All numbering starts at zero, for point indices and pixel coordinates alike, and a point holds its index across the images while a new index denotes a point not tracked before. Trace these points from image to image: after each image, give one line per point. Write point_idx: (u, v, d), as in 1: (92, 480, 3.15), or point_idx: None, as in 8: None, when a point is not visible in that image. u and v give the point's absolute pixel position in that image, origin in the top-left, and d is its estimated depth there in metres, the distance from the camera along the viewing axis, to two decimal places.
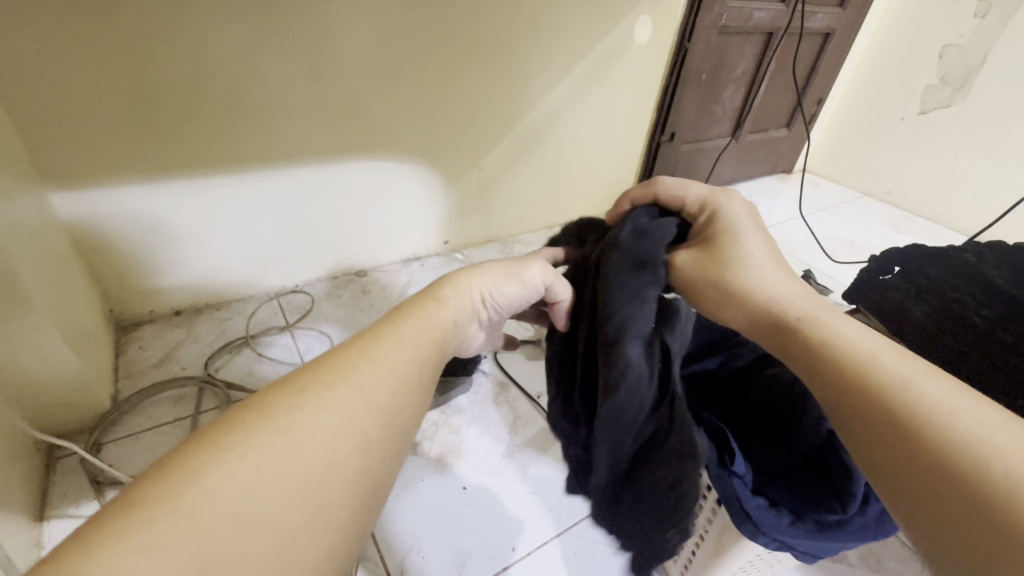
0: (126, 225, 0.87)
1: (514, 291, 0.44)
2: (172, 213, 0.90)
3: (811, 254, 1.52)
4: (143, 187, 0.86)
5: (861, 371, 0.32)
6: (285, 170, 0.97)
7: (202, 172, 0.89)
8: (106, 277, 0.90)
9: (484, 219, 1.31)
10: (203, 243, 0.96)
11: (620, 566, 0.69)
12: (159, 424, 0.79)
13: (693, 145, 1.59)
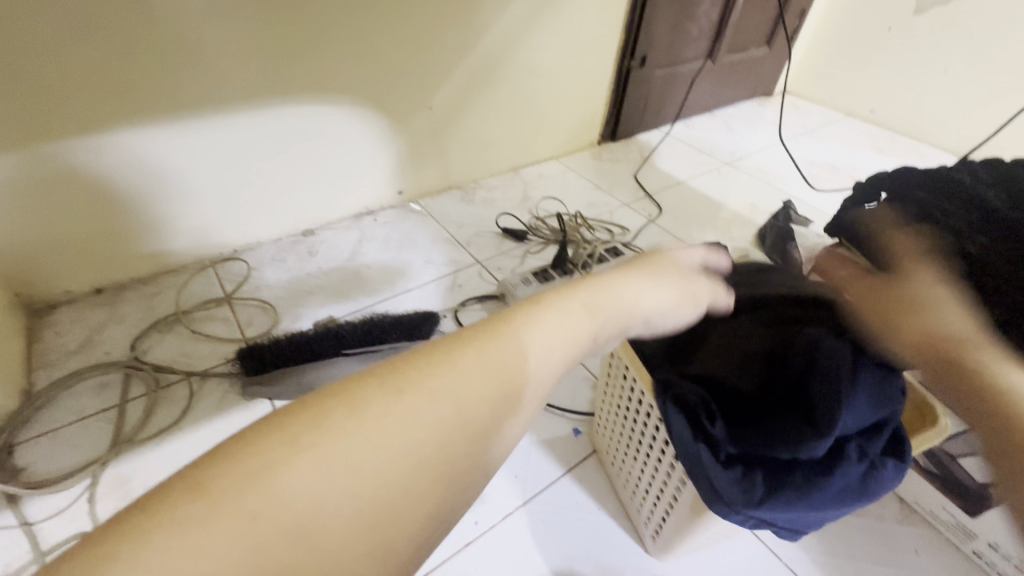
0: (68, 193, 0.78)
1: (659, 296, 0.37)
2: (145, 171, 0.83)
3: (793, 182, 1.45)
4: (95, 146, 0.77)
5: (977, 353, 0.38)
6: (202, 120, 0.84)
7: (144, 122, 0.79)
8: (54, 249, 0.82)
9: (441, 164, 1.20)
10: (151, 208, 0.87)
11: (593, 533, 0.66)
12: (81, 418, 0.71)
13: (666, 70, 1.47)
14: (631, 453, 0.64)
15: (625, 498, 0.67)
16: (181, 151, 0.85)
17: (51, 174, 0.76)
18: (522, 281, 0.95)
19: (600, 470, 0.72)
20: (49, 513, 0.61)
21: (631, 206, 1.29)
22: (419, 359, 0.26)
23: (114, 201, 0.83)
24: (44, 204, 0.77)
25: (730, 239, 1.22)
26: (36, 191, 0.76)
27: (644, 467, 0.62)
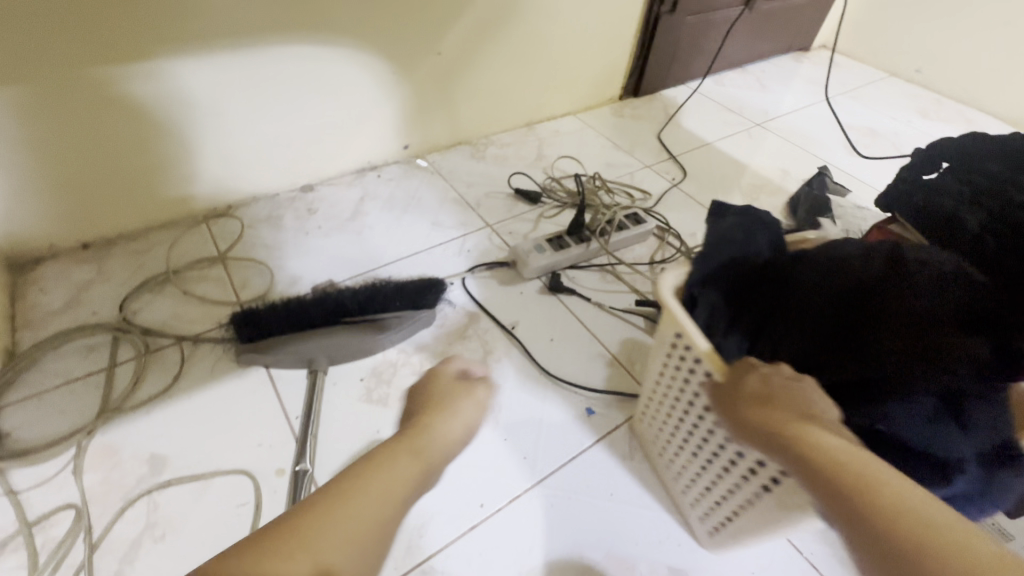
0: (83, 128, 0.74)
1: (457, 427, 0.51)
2: (169, 107, 0.79)
3: (828, 147, 1.35)
4: (115, 77, 0.73)
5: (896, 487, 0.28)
6: (195, 61, 0.77)
7: (153, 58, 0.74)
8: (72, 188, 0.78)
9: (450, 116, 1.11)
10: (160, 150, 0.82)
11: (611, 520, 0.62)
12: (67, 382, 0.67)
13: (698, 17, 1.34)
14: (684, 454, 0.58)
15: (673, 489, 0.63)
16: (205, 86, 0.80)
17: (75, 105, 0.72)
18: (536, 248, 0.88)
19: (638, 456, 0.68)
20: (34, 482, 0.58)
21: (653, 168, 1.20)
22: (327, 499, 0.36)
23: (132, 139, 0.79)
24: (63, 140, 0.74)
25: (758, 207, 1.14)
26: (52, 124, 0.72)
27: (695, 464, 0.57)
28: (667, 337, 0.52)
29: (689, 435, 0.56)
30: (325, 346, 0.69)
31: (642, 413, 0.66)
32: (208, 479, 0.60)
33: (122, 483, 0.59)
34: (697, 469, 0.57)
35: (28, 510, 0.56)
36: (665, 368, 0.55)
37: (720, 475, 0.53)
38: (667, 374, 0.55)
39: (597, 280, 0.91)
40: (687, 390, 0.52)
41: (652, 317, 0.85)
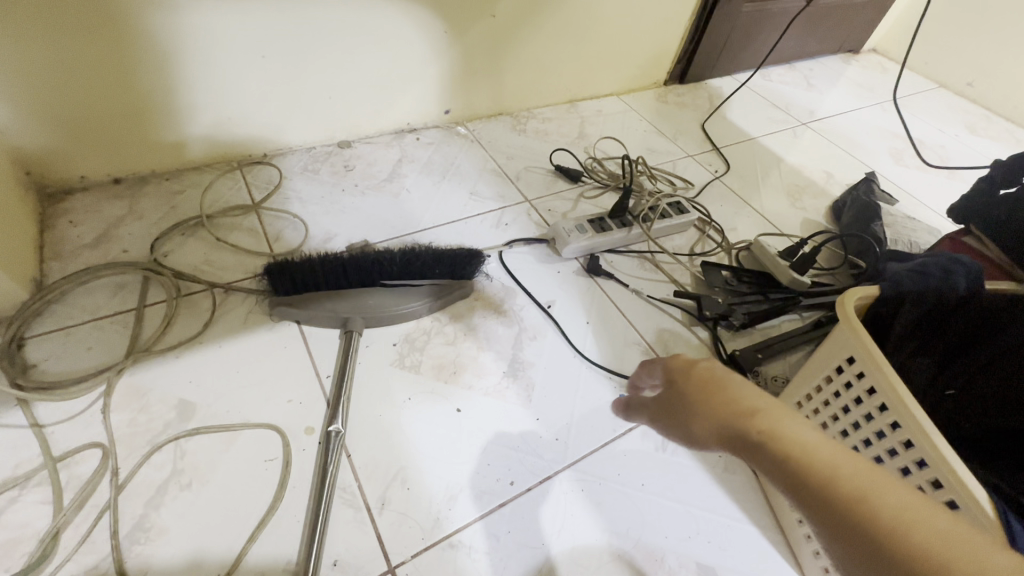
0: (102, 60, 0.70)
1: None
2: (190, 44, 0.74)
3: (873, 153, 1.31)
4: (135, 8, 0.68)
5: (885, 504, 0.28)
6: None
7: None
8: (97, 123, 0.75)
9: (494, 84, 1.08)
10: (183, 89, 0.78)
11: (652, 515, 0.61)
12: (95, 318, 0.65)
13: (756, 6, 1.29)
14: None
15: (781, 508, 0.62)
16: (229, 26, 0.75)
17: (91, 37, 0.67)
18: (577, 228, 0.85)
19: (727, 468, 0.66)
20: (61, 417, 0.57)
21: (696, 159, 1.17)
22: None
23: (154, 75, 0.75)
24: (79, 71, 0.69)
25: (800, 208, 1.11)
26: (70, 53, 0.67)
27: None
28: (832, 363, 0.51)
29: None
30: (365, 306, 0.67)
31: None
32: (237, 431, 0.59)
33: (149, 427, 0.58)
34: None
35: (53, 444, 0.55)
36: (820, 397, 0.54)
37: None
38: (821, 402, 0.54)
39: (635, 267, 0.88)
40: (845, 422, 0.51)
41: (690, 310, 0.83)
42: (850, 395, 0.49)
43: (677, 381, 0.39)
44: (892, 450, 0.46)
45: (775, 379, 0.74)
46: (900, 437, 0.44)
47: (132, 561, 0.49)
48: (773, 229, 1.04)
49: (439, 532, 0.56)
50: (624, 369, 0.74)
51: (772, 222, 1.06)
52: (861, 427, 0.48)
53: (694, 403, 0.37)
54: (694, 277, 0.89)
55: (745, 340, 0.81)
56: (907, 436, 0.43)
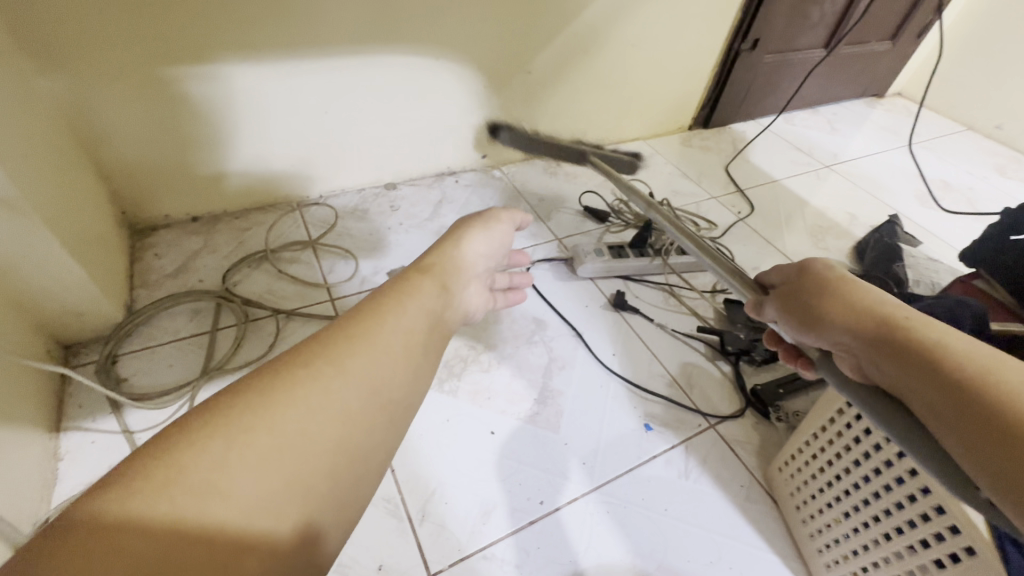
0: (158, 120, 0.80)
1: (485, 246, 0.52)
2: (265, 100, 0.85)
3: (898, 196, 1.34)
4: (182, 76, 0.77)
5: (952, 342, 0.35)
6: (312, 65, 0.85)
7: (238, 62, 0.80)
8: (184, 171, 0.87)
9: (528, 131, 1.17)
10: (243, 140, 0.88)
11: (675, 539, 0.64)
12: (175, 339, 0.74)
13: (776, 58, 1.36)
14: (835, 514, 0.58)
15: (798, 533, 0.64)
16: (270, 89, 0.85)
17: (186, 97, 0.79)
18: (594, 250, 0.94)
19: (750, 501, 0.69)
20: (146, 425, 0.65)
21: (719, 201, 1.22)
22: (292, 384, 0.30)
23: (219, 129, 0.85)
24: (163, 126, 0.81)
25: (824, 249, 1.14)
26: (159, 114, 0.79)
27: (831, 506, 0.59)
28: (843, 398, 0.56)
29: (847, 495, 0.56)
30: None
31: (786, 469, 0.67)
32: None
33: None
34: (850, 531, 0.56)
35: (140, 449, 0.63)
36: (832, 428, 0.57)
37: (876, 542, 0.53)
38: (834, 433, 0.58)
39: (659, 301, 0.93)
40: (856, 451, 0.54)
41: (713, 344, 0.86)
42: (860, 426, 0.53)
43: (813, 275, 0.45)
44: (899, 479, 0.50)
45: (796, 414, 0.76)
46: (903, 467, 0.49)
47: None
48: None
49: (473, 545, 0.60)
50: (647, 399, 0.78)
51: None
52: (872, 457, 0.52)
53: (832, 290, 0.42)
54: (716, 312, 0.93)
55: (767, 376, 0.84)
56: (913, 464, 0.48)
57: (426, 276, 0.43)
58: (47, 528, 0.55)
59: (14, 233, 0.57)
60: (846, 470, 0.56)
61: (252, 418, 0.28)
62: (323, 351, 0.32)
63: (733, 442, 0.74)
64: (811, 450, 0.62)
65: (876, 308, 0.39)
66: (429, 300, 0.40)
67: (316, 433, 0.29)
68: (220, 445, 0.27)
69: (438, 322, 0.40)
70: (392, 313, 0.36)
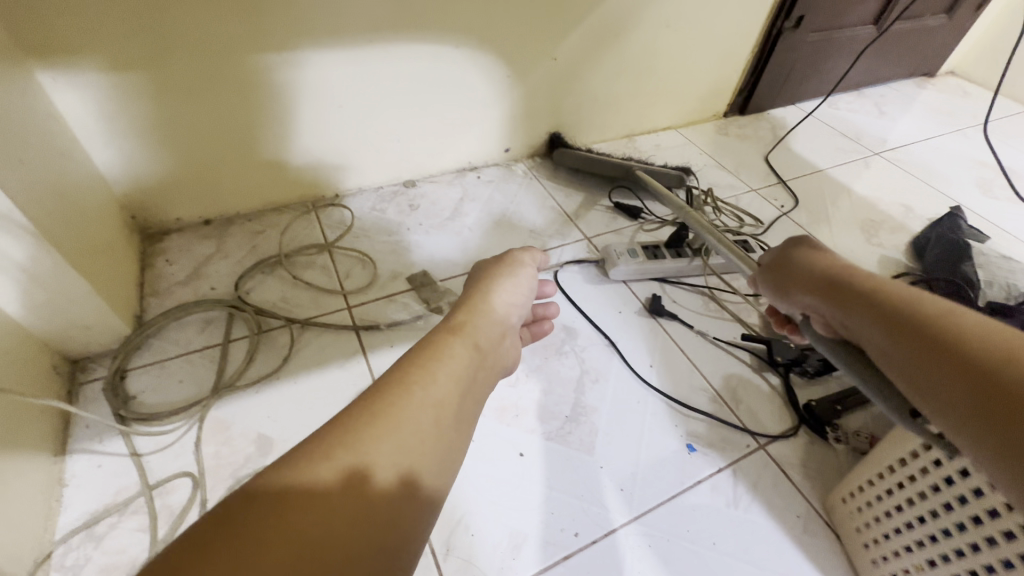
0: (203, 112, 0.77)
1: (517, 293, 0.54)
2: (275, 97, 0.80)
3: (957, 185, 1.23)
4: (267, 63, 0.76)
5: (943, 314, 0.37)
6: (328, 58, 0.79)
7: (303, 48, 0.76)
8: (194, 173, 0.83)
9: (554, 122, 1.10)
10: (266, 136, 0.84)
11: None
12: (186, 352, 0.70)
13: (822, 36, 1.25)
14: (916, 560, 0.52)
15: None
16: (318, 78, 0.81)
17: (194, 96, 0.74)
18: (628, 251, 0.87)
19: (809, 534, 0.62)
20: (155, 447, 0.61)
21: (760, 193, 1.13)
22: (314, 469, 0.30)
23: (229, 130, 0.80)
24: (171, 127, 0.76)
25: (877, 245, 1.05)
26: (166, 114, 0.75)
27: (910, 551, 0.53)
28: None
29: (932, 541, 0.50)
30: None
31: (852, 501, 0.60)
32: None
33: (232, 460, 0.61)
34: None
35: (149, 473, 0.59)
36: (918, 465, 0.51)
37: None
38: (919, 471, 0.51)
39: (699, 306, 0.86)
40: (947, 495, 0.48)
41: (760, 354, 0.79)
42: (954, 467, 0.47)
43: (801, 262, 0.49)
44: (1007, 532, 0.43)
45: (857, 435, 0.69)
46: (1010, 521, 0.43)
47: None
48: None
49: None
50: (689, 416, 0.71)
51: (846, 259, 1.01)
52: (969, 503, 0.46)
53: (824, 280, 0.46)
54: (762, 317, 0.85)
55: (821, 389, 0.77)
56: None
57: (462, 339, 0.43)
58: (51, 561, 0.52)
59: (11, 248, 0.53)
60: (933, 512, 0.50)
61: (296, 478, 0.29)
62: (340, 440, 0.32)
63: (786, 465, 0.67)
64: (886, 484, 0.55)
65: (864, 284, 0.42)
66: (461, 364, 0.40)
67: (315, 535, 0.27)
68: (266, 510, 0.28)
69: (471, 388, 0.40)
70: (423, 383, 0.37)
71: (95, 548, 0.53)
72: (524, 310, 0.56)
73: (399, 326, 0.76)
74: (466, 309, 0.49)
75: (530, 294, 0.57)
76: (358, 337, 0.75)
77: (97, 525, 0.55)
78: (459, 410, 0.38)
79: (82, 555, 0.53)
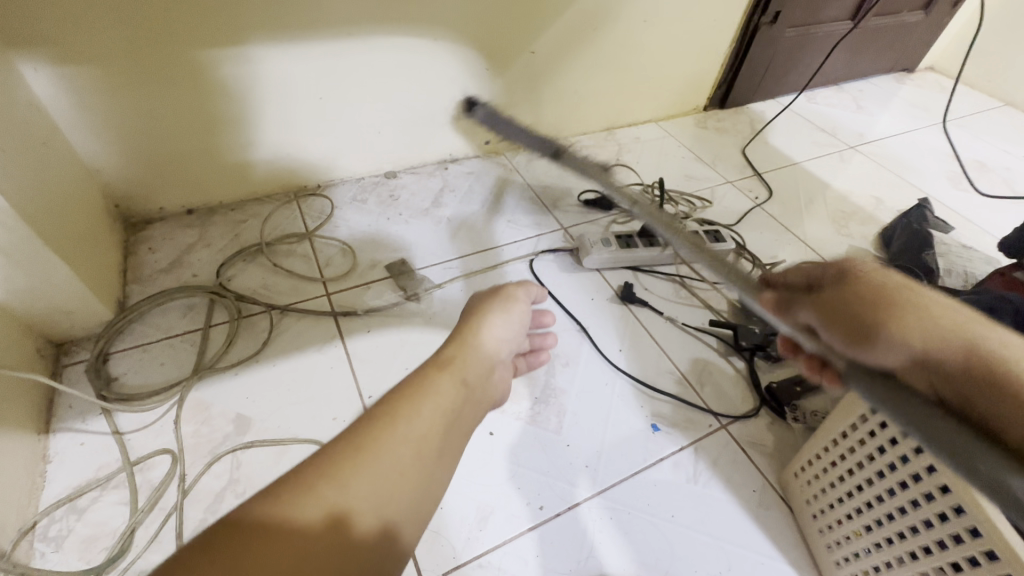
0: (170, 110, 0.78)
1: (507, 326, 0.53)
2: (255, 89, 0.82)
3: (928, 178, 1.26)
4: (213, 60, 0.76)
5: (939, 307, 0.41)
6: (306, 49, 0.81)
7: (268, 45, 0.78)
8: (176, 163, 0.84)
9: (534, 115, 1.12)
10: (238, 128, 0.85)
11: (682, 547, 0.61)
12: (167, 337, 0.72)
13: (799, 31, 1.28)
14: (856, 527, 0.55)
15: (814, 545, 0.61)
16: (284, 75, 0.82)
17: (174, 87, 0.76)
18: (601, 240, 0.89)
19: (764, 507, 0.65)
20: (136, 425, 0.63)
21: (735, 185, 1.16)
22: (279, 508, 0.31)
23: (210, 121, 0.82)
24: (152, 117, 0.78)
25: (846, 235, 1.08)
26: (147, 106, 0.76)
27: (850, 519, 0.56)
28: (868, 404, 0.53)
29: (868, 507, 0.53)
30: None
31: (802, 475, 0.63)
32: (286, 445, 0.63)
33: (211, 438, 0.63)
34: (871, 545, 0.53)
35: (130, 450, 0.61)
36: (856, 436, 0.54)
37: (901, 560, 0.50)
38: (857, 442, 0.54)
39: (670, 293, 0.89)
40: (880, 463, 0.51)
41: (726, 339, 0.82)
42: (884, 437, 0.51)
43: (804, 261, 0.49)
44: (928, 495, 0.47)
45: (814, 414, 0.71)
46: (931, 484, 0.46)
47: None
48: (817, 258, 1.02)
49: (469, 552, 0.58)
50: (655, 398, 0.74)
51: (815, 249, 1.04)
52: (897, 469, 0.49)
53: (882, 301, 0.41)
54: (731, 304, 0.88)
55: (783, 373, 0.80)
56: (944, 481, 0.45)
57: (451, 374, 0.44)
58: (34, 533, 0.54)
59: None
60: (868, 481, 0.53)
61: (264, 520, 0.30)
62: (300, 483, 0.33)
63: (745, 443, 0.70)
64: (829, 458, 0.59)
65: (875, 283, 0.43)
66: (447, 404, 0.41)
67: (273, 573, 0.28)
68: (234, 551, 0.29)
69: (457, 422, 0.42)
70: (409, 417, 0.39)
71: (77, 520, 0.56)
72: (515, 342, 0.56)
73: (376, 312, 0.79)
74: (457, 340, 0.49)
75: (520, 327, 0.56)
76: (336, 323, 0.77)
77: (79, 499, 0.57)
78: (444, 443, 0.39)
79: (65, 527, 0.55)
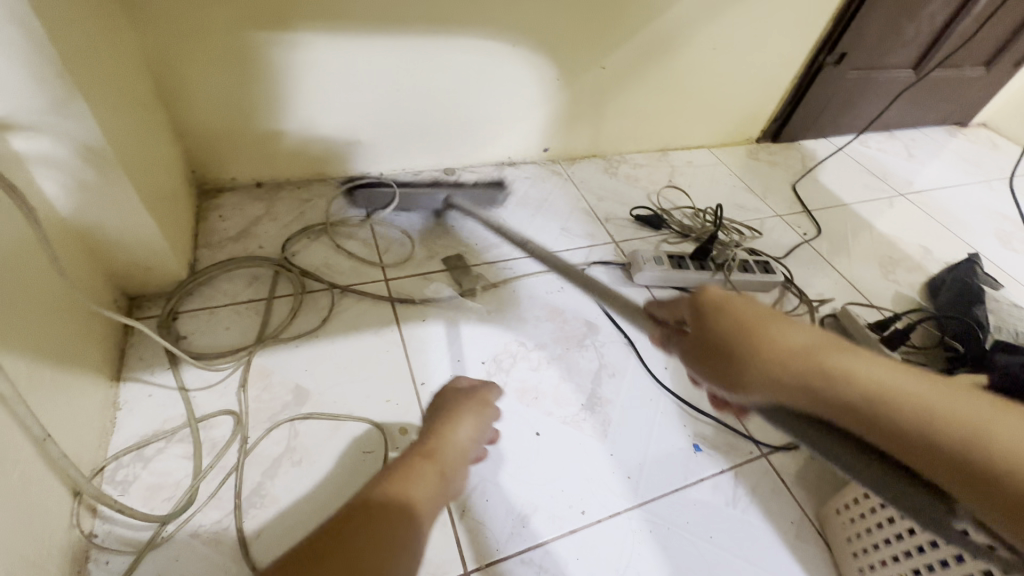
0: (230, 83, 0.80)
1: (478, 428, 0.55)
2: (339, 73, 0.85)
3: (976, 233, 1.26)
4: (290, 41, 0.78)
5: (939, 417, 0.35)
6: (373, 40, 0.83)
7: (339, 32, 0.80)
8: (252, 135, 0.87)
9: (593, 128, 1.14)
10: (318, 109, 0.88)
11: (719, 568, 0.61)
12: (234, 303, 0.75)
13: (861, 75, 1.29)
14: (901, 570, 0.55)
15: None
16: (353, 60, 0.84)
17: (265, 62, 0.79)
18: (655, 258, 0.90)
19: (802, 542, 0.65)
20: (201, 385, 0.66)
21: (785, 219, 1.17)
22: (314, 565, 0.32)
23: (292, 98, 0.85)
24: (241, 88, 0.81)
25: (893, 281, 1.08)
26: (238, 76, 0.80)
27: (896, 561, 0.56)
28: None
29: (920, 552, 0.53)
30: None
31: (846, 513, 0.63)
32: (341, 421, 0.65)
33: (271, 405, 0.65)
34: None
35: (195, 408, 0.64)
36: None
37: None
38: None
39: None
40: None
41: None
42: None
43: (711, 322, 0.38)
44: None
45: None
46: None
47: (250, 523, 0.56)
48: (862, 299, 1.02)
49: (511, 547, 0.59)
50: (698, 419, 0.75)
51: (861, 291, 1.04)
52: None
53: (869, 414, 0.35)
54: None
55: None
56: None
57: (432, 467, 0.47)
58: (103, 475, 0.57)
59: (97, 182, 0.58)
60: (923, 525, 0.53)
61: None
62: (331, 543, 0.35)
63: (785, 474, 0.71)
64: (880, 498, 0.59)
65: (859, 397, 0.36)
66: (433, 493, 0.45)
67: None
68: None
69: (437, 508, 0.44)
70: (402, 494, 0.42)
71: (143, 468, 0.58)
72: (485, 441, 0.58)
73: (432, 303, 0.81)
74: (434, 436, 0.52)
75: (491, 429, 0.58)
76: (393, 309, 0.79)
77: (146, 448, 0.59)
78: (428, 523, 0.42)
79: (132, 473, 0.57)
